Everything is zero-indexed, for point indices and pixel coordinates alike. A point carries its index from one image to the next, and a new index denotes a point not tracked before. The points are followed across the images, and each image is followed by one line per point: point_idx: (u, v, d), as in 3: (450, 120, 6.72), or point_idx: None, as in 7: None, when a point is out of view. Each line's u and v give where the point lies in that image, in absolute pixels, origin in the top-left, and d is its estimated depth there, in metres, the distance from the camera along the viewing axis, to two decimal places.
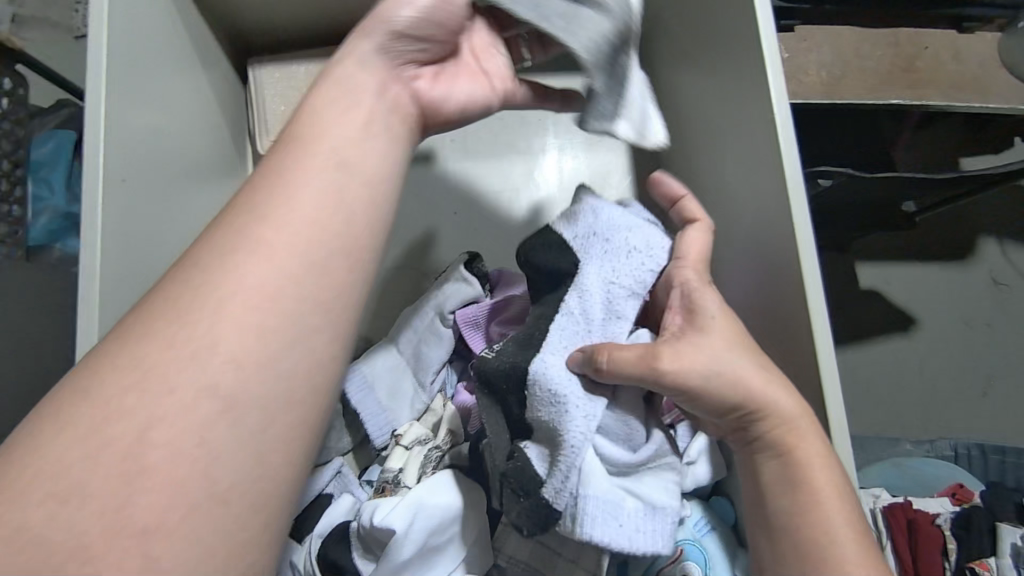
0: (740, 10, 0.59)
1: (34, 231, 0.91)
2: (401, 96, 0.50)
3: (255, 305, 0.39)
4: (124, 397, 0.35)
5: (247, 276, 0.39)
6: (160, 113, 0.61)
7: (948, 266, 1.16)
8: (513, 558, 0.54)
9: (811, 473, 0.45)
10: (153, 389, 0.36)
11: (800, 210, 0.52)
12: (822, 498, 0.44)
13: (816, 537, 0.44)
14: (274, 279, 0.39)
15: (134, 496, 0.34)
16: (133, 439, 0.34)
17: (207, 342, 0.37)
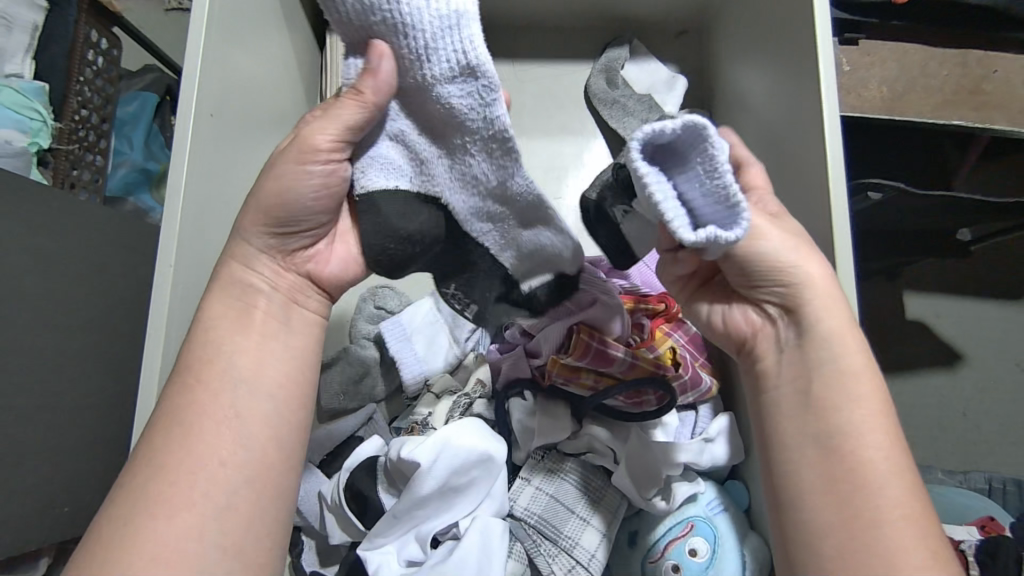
0: (801, 15, 0.60)
1: (113, 182, 0.96)
2: (296, 284, 0.54)
3: (234, 406, 0.48)
4: (148, 493, 0.44)
5: (227, 367, 0.49)
6: (249, 66, 0.65)
7: (1001, 303, 1.12)
8: (528, 509, 0.59)
9: (856, 461, 0.43)
10: (168, 482, 0.45)
11: (839, 219, 0.53)
12: (870, 486, 0.42)
13: (857, 469, 0.43)
14: (245, 382, 0.49)
15: (216, 512, 0.45)
16: (162, 517, 0.44)
17: (199, 439, 0.47)
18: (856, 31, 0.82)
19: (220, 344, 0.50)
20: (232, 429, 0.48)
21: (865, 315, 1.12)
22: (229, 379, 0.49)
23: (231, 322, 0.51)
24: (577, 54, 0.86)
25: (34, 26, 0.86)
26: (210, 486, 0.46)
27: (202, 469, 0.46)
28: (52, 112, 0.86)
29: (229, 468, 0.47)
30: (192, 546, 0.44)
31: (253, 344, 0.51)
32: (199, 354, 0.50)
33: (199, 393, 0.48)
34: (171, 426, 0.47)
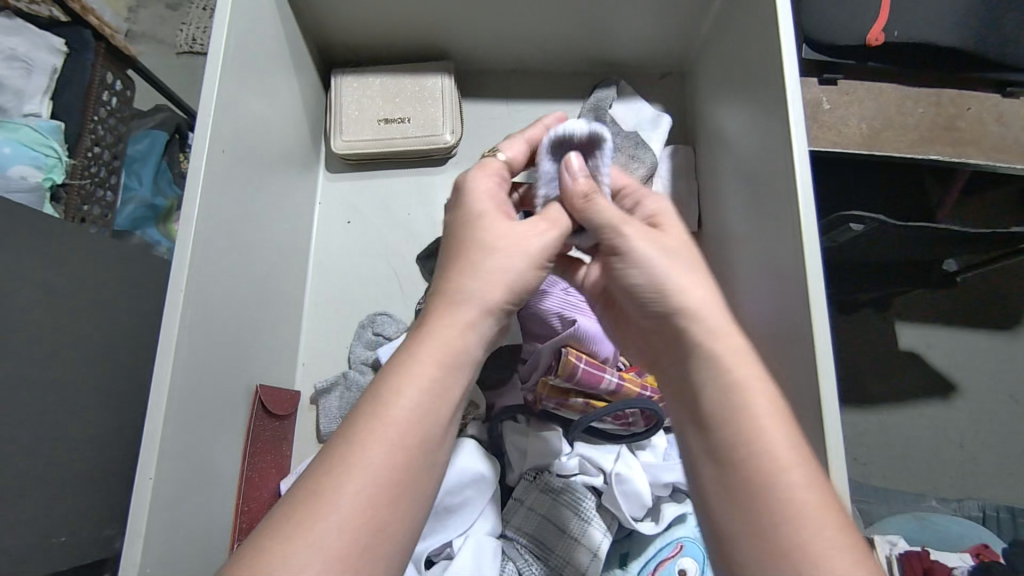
0: (770, 60, 0.65)
1: (122, 218, 0.97)
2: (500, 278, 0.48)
3: (420, 410, 0.42)
4: (318, 495, 0.39)
5: (399, 421, 0.41)
6: (259, 104, 0.68)
7: (989, 334, 1.14)
8: (519, 529, 0.61)
9: (759, 458, 0.41)
10: (343, 483, 0.39)
11: (810, 246, 0.56)
12: (779, 482, 0.40)
13: (762, 466, 0.41)
14: (434, 384, 0.43)
15: (379, 528, 0.39)
16: (330, 523, 0.38)
17: (383, 442, 0.41)
18: (833, 71, 0.86)
19: (392, 388, 0.42)
20: (392, 496, 0.40)
21: (857, 344, 1.14)
22: (398, 432, 0.41)
23: (411, 365, 0.43)
24: (567, 94, 0.91)
25: (53, 68, 0.90)
26: (341, 553, 0.38)
27: (337, 534, 0.38)
28: (68, 149, 0.90)
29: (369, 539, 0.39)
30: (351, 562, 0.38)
31: (443, 341, 0.45)
32: (373, 401, 0.42)
33: (371, 444, 0.40)
34: (362, 417, 0.42)
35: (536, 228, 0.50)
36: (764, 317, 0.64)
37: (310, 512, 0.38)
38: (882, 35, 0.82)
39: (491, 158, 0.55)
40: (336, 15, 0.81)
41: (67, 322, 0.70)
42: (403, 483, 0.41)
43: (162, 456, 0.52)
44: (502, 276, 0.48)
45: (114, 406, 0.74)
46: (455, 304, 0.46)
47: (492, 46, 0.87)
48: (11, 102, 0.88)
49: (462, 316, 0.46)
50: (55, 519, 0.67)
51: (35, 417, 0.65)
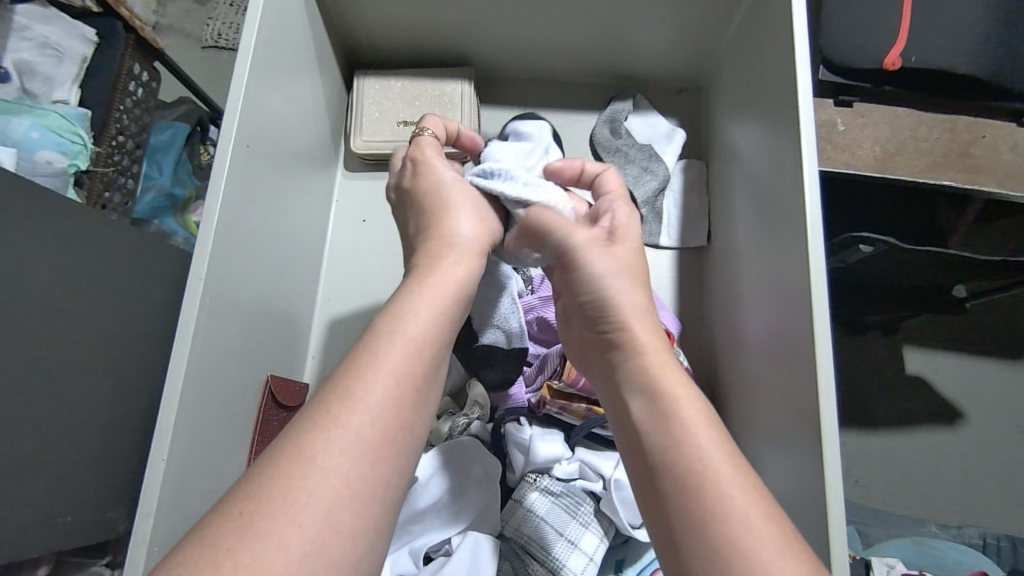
0: (783, 81, 0.66)
1: (141, 205, 1.01)
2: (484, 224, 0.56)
3: (423, 332, 0.46)
4: (336, 405, 0.41)
5: (409, 334, 0.45)
6: (283, 101, 0.70)
7: (997, 362, 1.13)
8: (518, 529, 0.61)
9: (685, 443, 0.42)
10: (358, 394, 0.41)
11: (816, 264, 0.56)
12: (705, 463, 0.41)
13: (688, 449, 0.42)
14: (435, 312, 0.48)
15: (393, 435, 0.41)
16: (349, 430, 0.40)
17: (392, 358, 0.44)
18: (849, 94, 0.86)
19: (401, 306, 0.47)
20: (403, 401, 0.42)
21: (863, 366, 1.14)
22: (408, 344, 0.45)
23: (417, 291, 0.48)
24: (583, 104, 0.92)
25: (82, 57, 0.93)
26: (359, 455, 0.39)
27: (360, 430, 0.40)
28: (93, 137, 0.92)
29: (387, 444, 0.40)
30: (368, 464, 0.39)
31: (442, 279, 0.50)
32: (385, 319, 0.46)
33: (389, 351, 0.44)
34: (371, 340, 0.44)
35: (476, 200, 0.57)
36: (768, 332, 0.65)
37: (329, 420, 0.40)
38: (898, 59, 0.82)
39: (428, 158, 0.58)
40: (361, 18, 0.83)
41: (87, 306, 0.72)
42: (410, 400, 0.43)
43: (174, 440, 0.53)
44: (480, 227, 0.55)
45: (125, 391, 0.76)
46: (448, 246, 0.53)
47: (511, 54, 0.88)
48: (41, 89, 0.91)
49: (454, 255, 0.52)
50: (63, 498, 0.68)
51: (49, 397, 0.66)
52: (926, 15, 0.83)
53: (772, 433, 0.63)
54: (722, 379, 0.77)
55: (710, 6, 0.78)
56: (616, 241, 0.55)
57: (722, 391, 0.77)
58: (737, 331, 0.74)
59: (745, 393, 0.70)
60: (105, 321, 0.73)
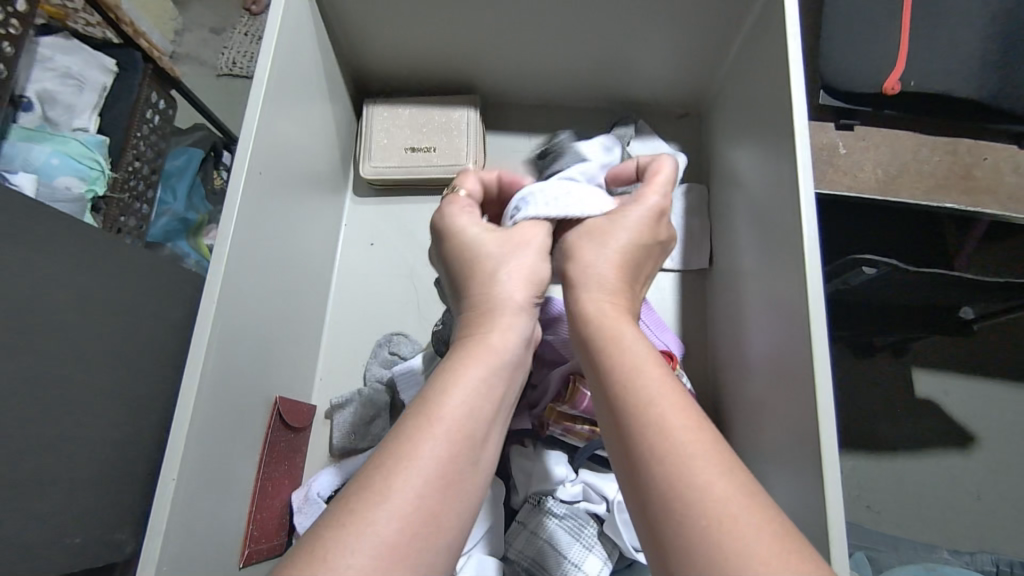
0: (780, 107, 0.67)
1: (155, 229, 1.03)
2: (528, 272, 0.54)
3: (479, 396, 0.44)
4: (386, 467, 0.39)
5: (458, 413, 0.42)
6: (294, 129, 0.72)
7: (1008, 384, 1.13)
8: (521, 552, 0.62)
9: (667, 442, 0.39)
10: (407, 453, 0.39)
11: (813, 285, 0.58)
12: (694, 468, 0.37)
13: (674, 451, 0.38)
14: (490, 373, 0.46)
15: (439, 500, 0.38)
16: (400, 496, 0.37)
17: (443, 421, 0.41)
18: (849, 118, 0.88)
19: (444, 384, 0.44)
20: (450, 482, 0.39)
21: (872, 389, 1.13)
22: (455, 425, 0.42)
23: (470, 354, 0.47)
24: (587, 129, 0.94)
25: (102, 86, 0.95)
26: (405, 525, 0.36)
27: (406, 509, 0.37)
28: (110, 163, 0.94)
29: (436, 512, 0.38)
30: (411, 536, 0.36)
31: (495, 340, 0.48)
32: (432, 394, 0.43)
33: (435, 426, 0.41)
34: (424, 400, 0.43)
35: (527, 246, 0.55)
36: (770, 354, 0.65)
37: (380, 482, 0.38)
38: (897, 84, 0.83)
39: (462, 199, 0.60)
40: (369, 49, 0.86)
41: (103, 329, 0.73)
42: (463, 466, 0.41)
43: (185, 461, 0.54)
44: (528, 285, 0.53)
45: (135, 411, 0.77)
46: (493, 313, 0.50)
47: (516, 82, 0.90)
48: (60, 116, 0.93)
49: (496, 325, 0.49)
50: (73, 519, 0.69)
51: (61, 418, 0.67)
52: (924, 40, 0.85)
53: (776, 456, 0.63)
54: (727, 401, 0.77)
55: (711, 33, 0.80)
56: (623, 229, 0.56)
57: (726, 413, 0.77)
58: (740, 354, 0.74)
59: (749, 415, 0.71)
60: (117, 342, 0.75)
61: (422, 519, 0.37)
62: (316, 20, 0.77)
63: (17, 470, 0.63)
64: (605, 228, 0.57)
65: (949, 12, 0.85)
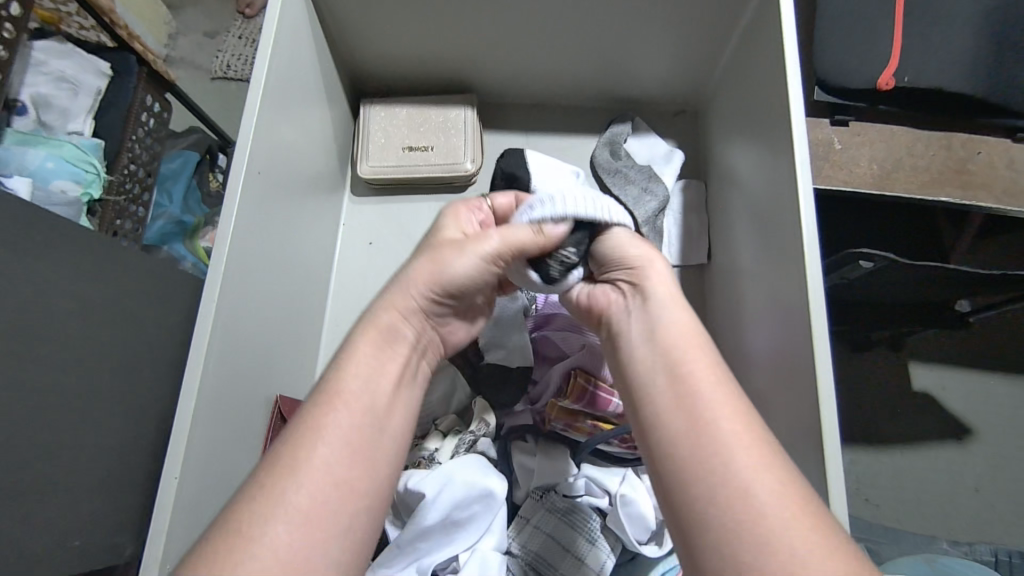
0: (776, 102, 0.67)
1: (151, 231, 1.03)
2: (450, 260, 0.55)
3: (358, 388, 0.49)
4: (275, 469, 0.44)
5: (358, 395, 0.48)
6: (292, 129, 0.72)
7: (1004, 377, 1.13)
8: (525, 546, 0.62)
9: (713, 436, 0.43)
10: (290, 456, 0.44)
11: (813, 278, 0.58)
12: (735, 458, 0.42)
13: (721, 447, 0.43)
14: (371, 369, 0.50)
15: (328, 489, 0.44)
16: (289, 488, 0.43)
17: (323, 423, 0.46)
18: (844, 114, 0.88)
19: (343, 368, 0.50)
20: (358, 457, 0.46)
21: (869, 382, 1.13)
22: (354, 407, 0.48)
23: (365, 347, 0.51)
24: (583, 127, 0.94)
25: (97, 90, 0.95)
26: (301, 514, 0.42)
27: (318, 487, 0.43)
28: (106, 166, 0.94)
29: (333, 500, 0.43)
30: (304, 522, 0.42)
31: (379, 333, 0.52)
32: (330, 384, 0.49)
33: (336, 411, 0.47)
34: (314, 401, 0.48)
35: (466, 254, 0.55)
36: (770, 348, 0.66)
37: (265, 484, 0.43)
38: (892, 79, 0.84)
39: (466, 212, 0.61)
40: (365, 49, 0.85)
41: (102, 333, 0.73)
42: (348, 456, 0.46)
43: (188, 460, 0.54)
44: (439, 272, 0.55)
45: (135, 414, 0.76)
46: (390, 299, 0.54)
47: (513, 81, 0.91)
48: (56, 120, 0.93)
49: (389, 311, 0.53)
50: (74, 522, 0.68)
51: (62, 422, 0.67)
52: (917, 36, 0.85)
53: None
54: None
55: (706, 30, 0.80)
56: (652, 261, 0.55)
57: None
58: (739, 349, 0.74)
59: None
60: (116, 346, 0.74)
61: (314, 511, 0.43)
62: (313, 21, 0.77)
63: (17, 474, 0.62)
64: (633, 278, 0.55)
65: (941, 7, 0.86)
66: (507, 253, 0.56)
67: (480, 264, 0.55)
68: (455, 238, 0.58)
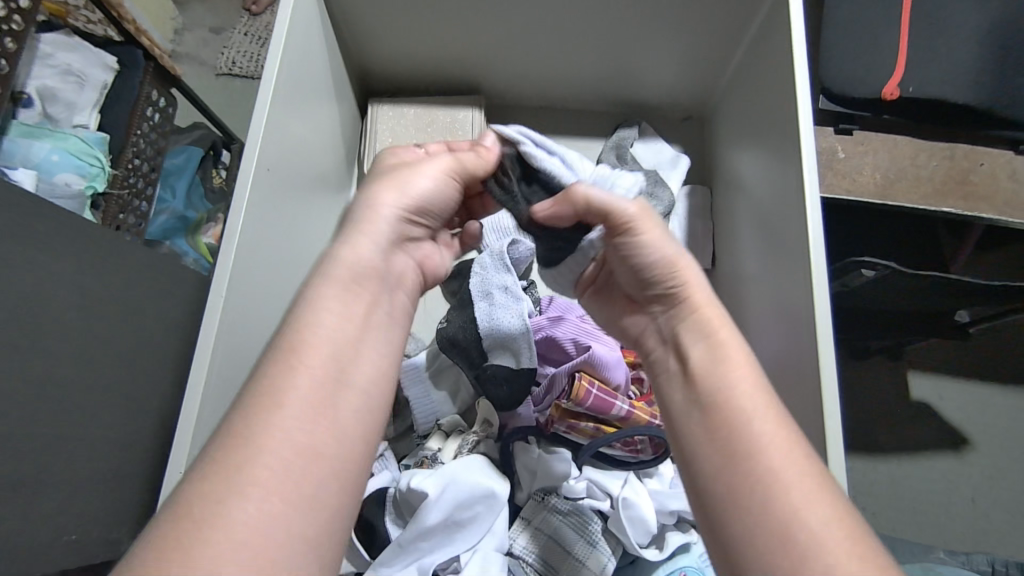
0: (784, 109, 0.68)
1: (155, 227, 1.03)
2: (409, 185, 0.55)
3: (331, 328, 0.48)
4: (251, 415, 0.43)
5: (322, 336, 0.48)
6: (300, 125, 0.72)
7: (1000, 389, 1.14)
8: (526, 548, 0.63)
9: (762, 474, 0.44)
10: (270, 402, 0.44)
11: (819, 284, 0.58)
12: (791, 502, 0.42)
13: (771, 480, 0.43)
14: (339, 306, 0.49)
15: (301, 432, 0.43)
16: (266, 441, 0.42)
17: (301, 370, 0.46)
18: (850, 122, 0.88)
19: (312, 311, 0.49)
20: (330, 389, 0.46)
21: (868, 391, 1.13)
22: (320, 352, 0.47)
23: (333, 284, 0.50)
24: (590, 132, 0.94)
25: (103, 84, 0.95)
26: (282, 456, 0.42)
27: (286, 453, 0.42)
28: (110, 160, 0.94)
29: (310, 438, 0.44)
30: (281, 461, 0.42)
31: (344, 263, 0.51)
32: (299, 320, 0.48)
33: (301, 358, 0.46)
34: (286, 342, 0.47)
35: (423, 173, 0.56)
36: (774, 354, 0.66)
37: (246, 432, 0.42)
38: (896, 90, 0.84)
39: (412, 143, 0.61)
40: (373, 48, 0.86)
41: (103, 327, 0.73)
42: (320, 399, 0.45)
43: (192, 454, 0.54)
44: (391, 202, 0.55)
45: (134, 409, 0.76)
46: (367, 221, 0.53)
47: (521, 82, 0.91)
48: (61, 112, 0.92)
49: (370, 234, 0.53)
50: (73, 515, 0.69)
51: (64, 416, 0.67)
52: (924, 46, 0.86)
53: None
54: None
55: (714, 36, 0.81)
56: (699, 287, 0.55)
57: None
58: None
59: None
60: (119, 341, 0.74)
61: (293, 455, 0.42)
62: (324, 20, 0.77)
63: (20, 466, 0.62)
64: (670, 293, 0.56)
65: (948, 18, 0.87)
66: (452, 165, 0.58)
67: (445, 183, 0.57)
68: (403, 163, 0.58)
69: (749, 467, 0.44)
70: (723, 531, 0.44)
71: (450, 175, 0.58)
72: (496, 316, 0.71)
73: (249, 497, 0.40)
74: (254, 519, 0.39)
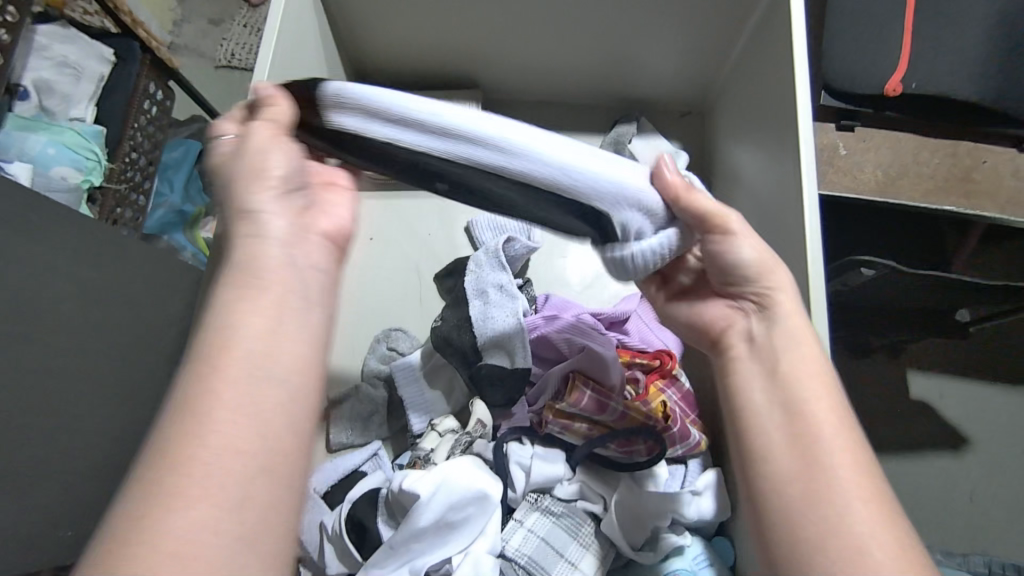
0: (784, 105, 0.67)
1: (151, 221, 1.04)
2: (245, 164, 0.45)
3: (264, 322, 0.40)
4: (180, 430, 0.35)
5: (245, 336, 0.39)
6: None
7: (1000, 388, 1.13)
8: (519, 550, 0.62)
9: (833, 496, 0.42)
10: (212, 415, 0.36)
11: (817, 286, 0.57)
12: (862, 527, 0.41)
13: (846, 506, 0.42)
14: (269, 297, 0.40)
15: (244, 446, 0.36)
16: (204, 461, 0.35)
17: (232, 376, 0.37)
18: (851, 119, 0.87)
19: (233, 302, 0.39)
20: (263, 385, 0.38)
21: (869, 389, 1.12)
22: (248, 348, 0.38)
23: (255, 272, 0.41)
24: (588, 127, 0.93)
25: (100, 76, 0.94)
26: (224, 473, 0.35)
27: (233, 448, 0.36)
28: (107, 153, 0.93)
29: (250, 449, 0.36)
30: (225, 478, 0.35)
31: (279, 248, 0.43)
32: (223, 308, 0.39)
33: (223, 363, 0.38)
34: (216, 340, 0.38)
35: (258, 145, 0.45)
36: None
37: (171, 451, 0.35)
38: (900, 85, 0.83)
39: (206, 132, 0.52)
40: (368, 40, 0.85)
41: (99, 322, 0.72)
42: (258, 406, 0.37)
43: None
44: (254, 170, 0.44)
45: (129, 404, 0.76)
46: (247, 204, 0.43)
47: (519, 76, 0.90)
48: (56, 105, 0.91)
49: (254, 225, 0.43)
50: (68, 511, 0.69)
51: (59, 411, 0.67)
52: (928, 42, 0.84)
53: None
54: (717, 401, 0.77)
55: (715, 31, 0.79)
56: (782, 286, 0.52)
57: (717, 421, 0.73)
58: None
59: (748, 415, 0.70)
60: (114, 337, 0.74)
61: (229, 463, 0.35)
62: (317, 14, 0.77)
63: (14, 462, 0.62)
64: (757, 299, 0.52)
65: (954, 15, 0.85)
66: (271, 125, 0.47)
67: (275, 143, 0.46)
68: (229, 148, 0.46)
69: (836, 498, 0.42)
70: (787, 554, 0.43)
71: (280, 137, 0.47)
72: (491, 315, 0.71)
73: (175, 531, 0.33)
74: (203, 557, 0.33)
